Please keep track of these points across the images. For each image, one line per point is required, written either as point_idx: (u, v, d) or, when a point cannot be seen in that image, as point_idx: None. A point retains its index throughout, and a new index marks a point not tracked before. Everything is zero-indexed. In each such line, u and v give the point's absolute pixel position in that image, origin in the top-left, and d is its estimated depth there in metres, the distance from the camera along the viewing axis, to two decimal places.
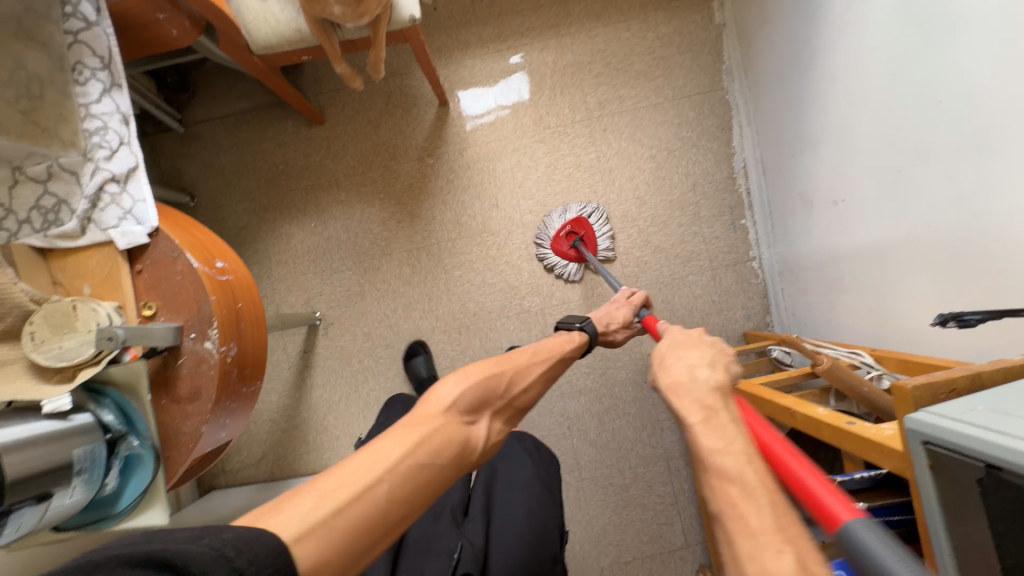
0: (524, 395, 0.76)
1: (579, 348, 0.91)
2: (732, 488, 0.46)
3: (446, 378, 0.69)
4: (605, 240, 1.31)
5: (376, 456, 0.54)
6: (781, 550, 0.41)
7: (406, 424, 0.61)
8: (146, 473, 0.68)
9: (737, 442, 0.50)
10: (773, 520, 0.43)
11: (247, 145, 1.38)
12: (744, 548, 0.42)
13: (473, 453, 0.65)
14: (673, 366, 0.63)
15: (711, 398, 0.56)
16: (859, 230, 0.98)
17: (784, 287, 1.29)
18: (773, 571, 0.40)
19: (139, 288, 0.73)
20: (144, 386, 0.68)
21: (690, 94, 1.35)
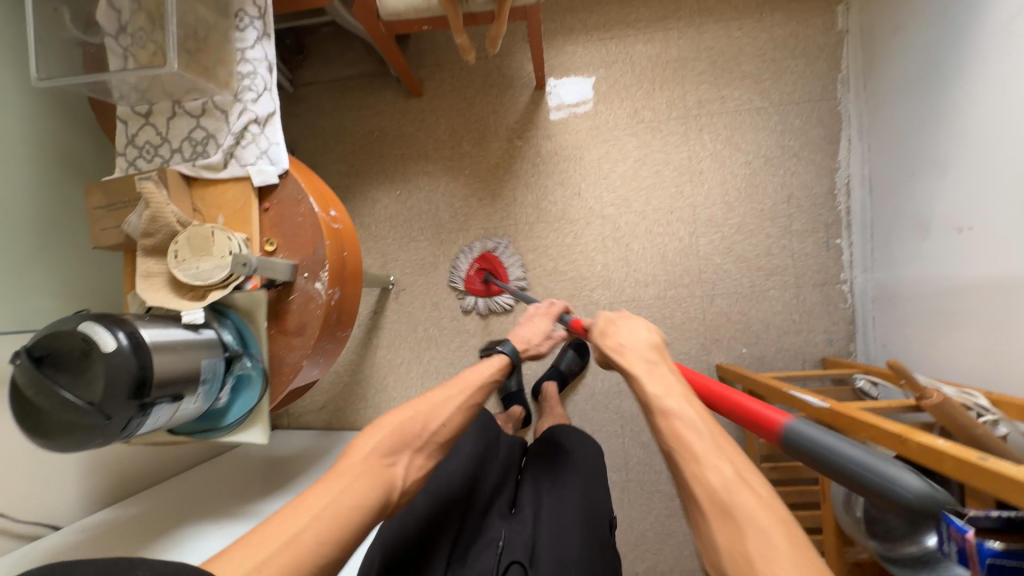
0: (444, 429, 0.74)
1: (502, 372, 0.86)
2: (677, 424, 0.59)
3: (365, 431, 0.70)
4: (517, 269, 1.34)
5: (301, 508, 0.57)
6: (719, 464, 0.54)
7: (326, 475, 0.63)
8: (253, 394, 0.74)
9: (675, 385, 0.64)
10: (711, 442, 0.56)
11: (347, 110, 1.45)
12: (690, 471, 0.54)
13: (394, 496, 0.65)
14: (619, 332, 0.76)
15: (651, 353, 0.70)
16: (984, 263, 0.90)
17: (877, 315, 1.21)
18: (714, 484, 0.52)
19: (265, 225, 0.79)
20: (261, 313, 0.75)
21: (799, 101, 1.29)
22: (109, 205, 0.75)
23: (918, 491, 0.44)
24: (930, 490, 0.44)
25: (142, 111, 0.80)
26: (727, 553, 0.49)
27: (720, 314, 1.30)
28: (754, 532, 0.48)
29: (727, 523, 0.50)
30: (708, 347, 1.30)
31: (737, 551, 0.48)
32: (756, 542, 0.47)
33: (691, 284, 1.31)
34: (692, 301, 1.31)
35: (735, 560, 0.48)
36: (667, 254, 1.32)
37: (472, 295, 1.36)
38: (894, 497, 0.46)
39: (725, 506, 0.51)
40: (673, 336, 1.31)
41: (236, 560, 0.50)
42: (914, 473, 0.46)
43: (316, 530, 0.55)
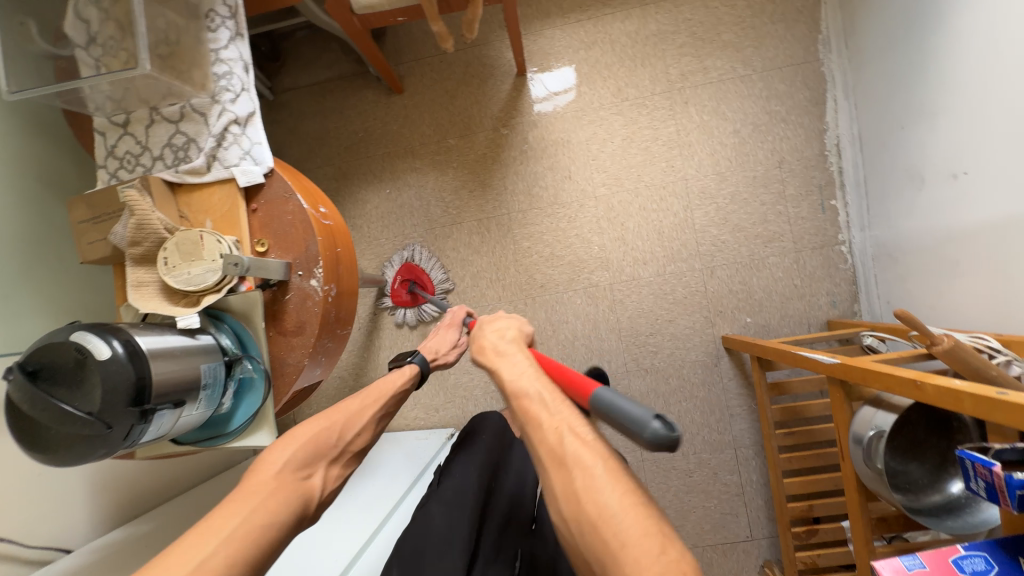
0: (359, 438, 0.76)
1: (413, 382, 0.89)
2: (527, 402, 0.58)
3: (273, 446, 0.67)
4: (437, 271, 1.36)
5: (203, 534, 0.52)
6: (558, 427, 0.55)
7: (234, 497, 0.58)
8: (257, 397, 0.72)
9: (525, 366, 0.63)
10: (551, 408, 0.56)
11: (329, 113, 1.44)
12: (535, 435, 0.56)
13: (311, 507, 0.64)
14: (482, 327, 0.74)
15: (511, 340, 0.69)
16: (981, 207, 0.89)
17: (880, 272, 1.20)
18: (554, 444, 0.54)
19: (254, 226, 0.78)
20: (257, 314, 0.73)
21: (782, 66, 1.28)
22: (94, 218, 0.73)
23: (656, 433, 0.48)
24: (666, 432, 0.48)
25: (119, 122, 0.78)
26: (563, 497, 0.51)
27: (721, 285, 1.29)
28: (580, 474, 0.51)
29: (562, 471, 0.52)
30: (712, 319, 1.29)
31: (569, 491, 0.50)
32: (581, 479, 0.51)
33: (690, 258, 1.30)
34: (692, 275, 1.30)
35: (569, 502, 0.50)
36: (663, 230, 1.31)
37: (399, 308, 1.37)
38: (642, 438, 0.49)
39: (559, 458, 0.52)
40: (676, 311, 1.30)
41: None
42: (659, 417, 0.49)
43: (224, 555, 0.51)
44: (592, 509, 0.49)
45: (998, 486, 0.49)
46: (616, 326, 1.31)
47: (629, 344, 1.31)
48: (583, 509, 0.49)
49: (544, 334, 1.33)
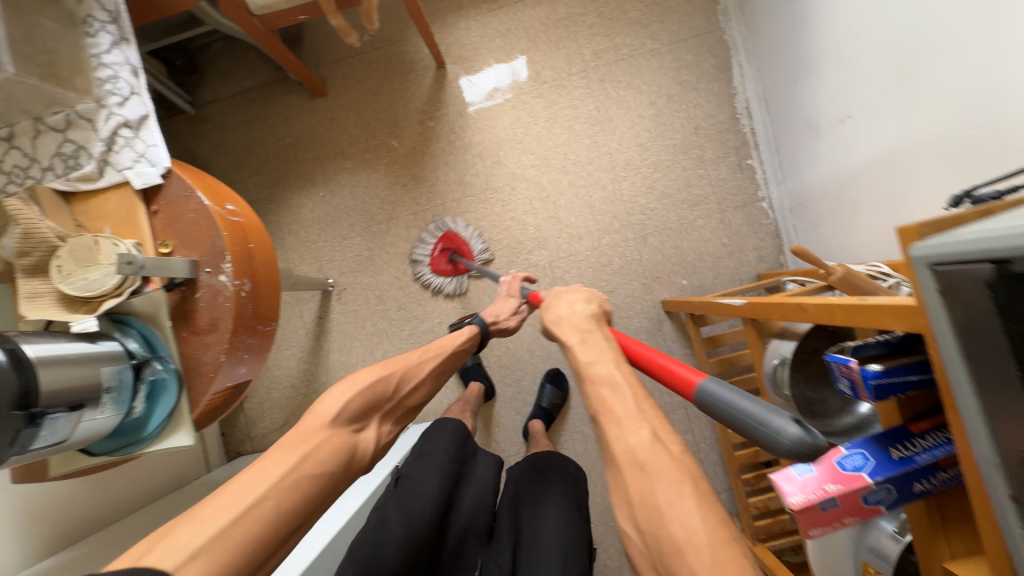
0: (411, 395, 0.81)
1: (472, 341, 0.99)
2: (602, 390, 0.59)
3: (331, 390, 0.71)
4: (477, 242, 1.33)
5: (257, 477, 0.56)
6: (640, 426, 0.53)
7: (289, 442, 0.62)
8: (170, 398, 0.72)
9: (607, 352, 0.64)
10: (633, 406, 0.56)
11: (254, 123, 1.43)
12: (611, 432, 0.55)
13: (359, 455, 0.67)
14: (557, 306, 0.75)
15: (587, 324, 0.70)
16: (865, 145, 0.95)
17: (796, 222, 1.26)
18: (633, 443, 0.52)
19: (156, 228, 0.77)
20: (164, 314, 0.73)
21: (687, 37, 1.34)
22: None
23: (799, 439, 0.44)
24: (808, 438, 0.45)
25: (2, 135, 0.76)
26: (638, 500, 0.50)
27: (654, 251, 1.33)
28: (664, 487, 0.48)
29: (641, 477, 0.50)
30: (651, 285, 1.33)
31: (649, 505, 0.49)
32: (665, 492, 0.48)
33: (623, 228, 1.34)
34: (626, 244, 1.33)
35: (648, 515, 0.49)
36: (594, 204, 1.34)
37: (437, 276, 1.34)
38: (779, 446, 0.46)
39: (640, 463, 0.51)
40: (615, 281, 1.33)
41: (192, 530, 0.50)
42: (797, 421, 0.46)
43: (277, 499, 0.55)
44: (678, 530, 0.46)
45: (857, 381, 0.52)
46: None
47: None
48: (665, 527, 0.47)
49: None
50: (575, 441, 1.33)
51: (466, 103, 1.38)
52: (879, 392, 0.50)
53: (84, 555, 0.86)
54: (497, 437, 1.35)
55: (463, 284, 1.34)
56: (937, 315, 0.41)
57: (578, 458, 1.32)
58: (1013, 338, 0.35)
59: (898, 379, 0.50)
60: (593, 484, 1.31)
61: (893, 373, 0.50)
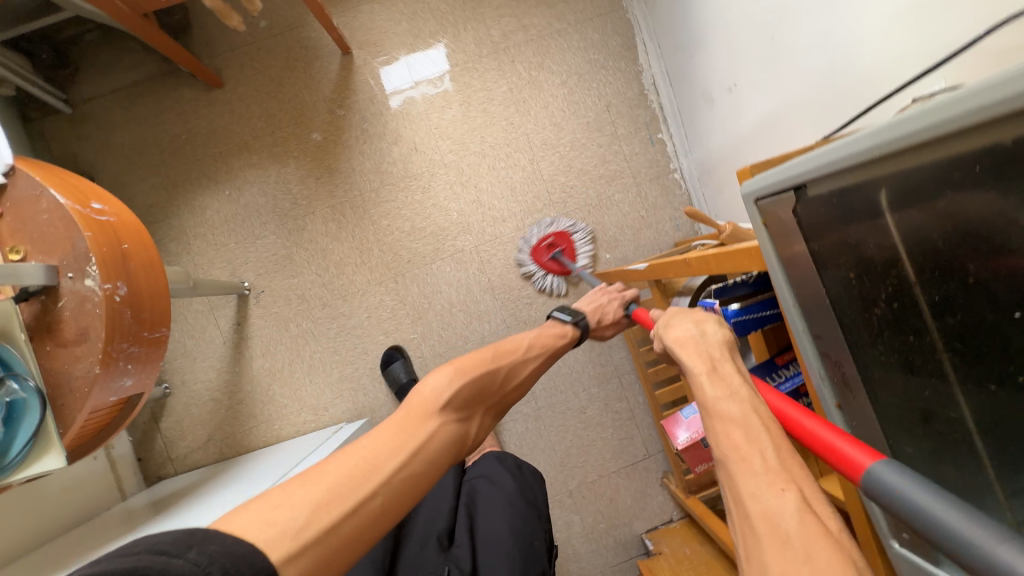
0: (514, 391, 0.84)
1: (570, 342, 0.96)
2: (735, 434, 0.45)
3: (439, 371, 0.73)
4: (584, 250, 1.32)
5: (372, 466, 0.58)
6: (784, 488, 0.40)
7: (401, 423, 0.65)
8: (33, 418, 0.65)
9: (744, 390, 0.48)
10: (777, 459, 0.42)
11: (144, 120, 1.31)
12: (746, 488, 0.41)
13: (462, 449, 0.71)
14: (677, 326, 0.60)
15: (720, 351, 0.54)
16: (750, 111, 1.01)
17: (705, 190, 1.32)
18: (776, 508, 0.39)
19: (5, 234, 0.70)
20: (16, 326, 0.65)
21: (592, 16, 1.37)
22: None
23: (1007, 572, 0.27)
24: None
25: None
26: None
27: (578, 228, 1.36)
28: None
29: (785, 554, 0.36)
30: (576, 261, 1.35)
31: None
32: None
33: (545, 208, 1.35)
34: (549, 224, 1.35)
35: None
36: (515, 185, 1.35)
37: (534, 265, 1.31)
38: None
39: (781, 531, 0.38)
40: None
41: (303, 505, 0.52)
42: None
43: (387, 493, 0.57)
44: None
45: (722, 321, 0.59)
46: (489, 285, 1.33)
47: (504, 301, 1.33)
48: None
49: (421, 307, 1.32)
50: (516, 421, 1.34)
51: (383, 89, 1.34)
52: (739, 328, 0.57)
53: None
54: None
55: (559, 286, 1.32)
56: (766, 247, 0.46)
57: (520, 438, 1.33)
58: (816, 260, 0.42)
59: (753, 315, 0.57)
60: (536, 462, 1.33)
61: (748, 310, 0.57)
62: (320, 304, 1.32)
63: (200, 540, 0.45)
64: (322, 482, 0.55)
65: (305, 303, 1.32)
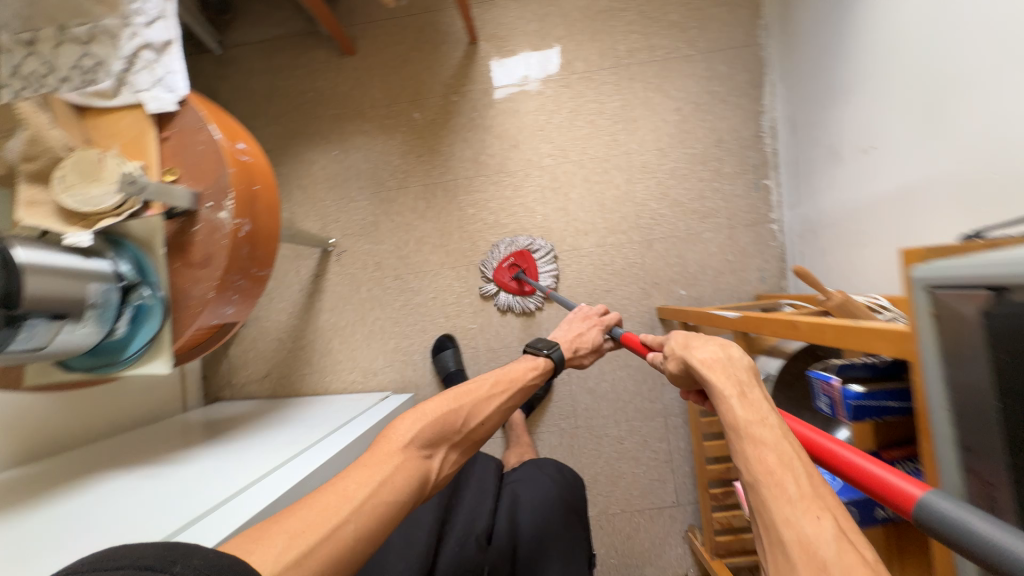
0: (481, 427, 0.79)
1: (541, 376, 0.92)
2: (769, 457, 0.48)
3: (405, 416, 0.72)
4: (547, 275, 1.30)
5: (341, 499, 0.57)
6: (819, 515, 0.43)
7: (367, 462, 0.64)
8: (153, 324, 0.72)
9: (772, 415, 0.52)
10: (810, 486, 0.45)
11: (278, 71, 1.42)
12: (781, 513, 0.44)
13: (427, 486, 0.68)
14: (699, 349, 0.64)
15: (746, 374, 0.57)
16: (883, 180, 0.94)
17: (804, 248, 1.24)
18: (810, 533, 0.42)
19: (164, 154, 0.77)
20: (158, 241, 0.72)
21: (724, 48, 1.33)
22: None
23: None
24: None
25: (22, 39, 0.75)
26: None
27: (659, 257, 1.32)
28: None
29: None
30: (649, 290, 1.32)
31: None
32: None
33: (629, 230, 1.33)
34: (630, 247, 1.33)
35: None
36: (605, 202, 1.33)
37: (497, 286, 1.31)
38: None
39: (817, 557, 0.40)
40: (614, 281, 1.32)
41: (274, 542, 0.50)
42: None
43: (357, 524, 0.55)
44: None
45: (837, 400, 0.53)
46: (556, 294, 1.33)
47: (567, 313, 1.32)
48: None
49: (485, 300, 1.34)
50: (551, 434, 1.33)
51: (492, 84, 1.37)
52: (857, 413, 0.51)
53: (51, 471, 0.84)
54: None
55: (532, 303, 1.30)
56: (924, 336, 0.43)
57: (552, 452, 1.32)
58: None
59: (875, 403, 0.51)
60: None
61: (872, 396, 0.51)
62: (393, 275, 1.37)
63: (183, 554, 0.40)
64: (293, 518, 0.53)
65: (379, 271, 1.38)
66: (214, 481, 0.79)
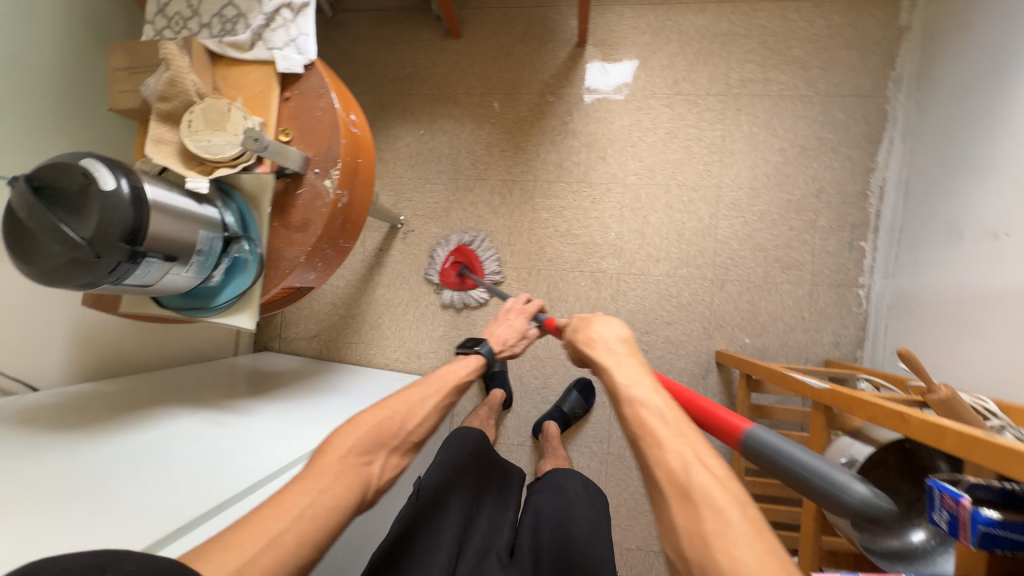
0: (417, 430, 0.74)
1: (475, 373, 0.89)
2: (642, 412, 0.55)
3: (341, 427, 0.68)
4: (491, 262, 1.32)
5: (279, 512, 0.54)
6: (683, 450, 0.50)
7: (302, 476, 0.60)
8: (246, 279, 0.73)
9: (643, 374, 0.60)
10: (674, 428, 0.52)
11: (382, 43, 1.43)
12: (654, 456, 0.51)
13: (370, 493, 0.64)
14: (591, 327, 0.72)
15: (620, 346, 0.66)
16: (1008, 273, 0.85)
17: (890, 322, 1.16)
18: (676, 466, 0.49)
19: (283, 114, 0.78)
20: (266, 199, 0.74)
21: (845, 94, 1.24)
22: (130, 67, 0.73)
23: (865, 499, 0.41)
24: (877, 499, 0.42)
25: None
26: (685, 530, 0.45)
27: (729, 300, 1.26)
28: (709, 511, 0.45)
29: (686, 503, 0.46)
30: (711, 331, 1.26)
31: (696, 535, 0.44)
32: (711, 520, 0.44)
33: (704, 266, 1.27)
34: (701, 283, 1.27)
35: (694, 544, 0.44)
36: (684, 233, 1.28)
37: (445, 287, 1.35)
38: (842, 505, 0.43)
39: (683, 488, 0.47)
40: (677, 315, 1.27)
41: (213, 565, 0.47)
42: (861, 480, 0.43)
43: (295, 530, 0.53)
44: (725, 562, 0.42)
45: (962, 520, 0.47)
46: (614, 316, 1.29)
47: None
48: (710, 556, 0.43)
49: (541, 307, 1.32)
50: (580, 454, 1.30)
51: (583, 81, 1.33)
52: (985, 541, 0.45)
53: (120, 392, 0.87)
54: (507, 423, 1.33)
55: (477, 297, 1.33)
56: None
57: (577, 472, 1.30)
58: None
59: (1012, 535, 0.45)
60: None
61: (1009, 527, 0.45)
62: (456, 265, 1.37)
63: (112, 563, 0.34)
64: (220, 541, 0.50)
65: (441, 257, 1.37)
66: (265, 443, 0.80)
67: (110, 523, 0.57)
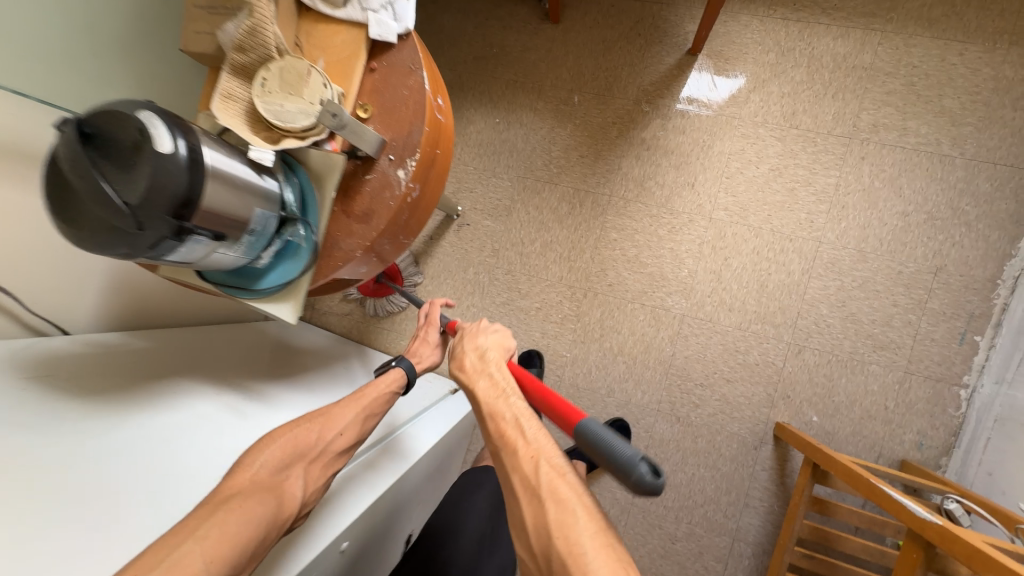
0: (341, 439, 0.69)
1: (399, 387, 0.78)
2: (502, 421, 0.58)
3: (255, 445, 0.63)
4: (407, 262, 1.28)
5: (178, 533, 0.48)
6: (531, 455, 0.54)
7: (208, 500, 0.54)
8: (296, 266, 0.66)
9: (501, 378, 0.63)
10: (524, 433, 0.56)
11: (472, 15, 1.31)
12: (510, 462, 0.54)
13: (292, 511, 0.58)
14: (468, 339, 0.71)
15: (486, 350, 0.68)
16: None
17: (993, 437, 0.99)
18: (526, 468, 0.53)
19: (365, 86, 0.68)
20: (331, 181, 0.65)
21: (997, 162, 1.05)
22: (211, 7, 0.65)
23: (641, 476, 0.47)
24: (650, 479, 0.47)
25: None
26: (535, 525, 0.50)
27: (803, 369, 1.12)
28: (555, 506, 0.50)
29: (534, 502, 0.51)
30: (774, 399, 1.13)
31: (541, 525, 0.50)
32: (553, 511, 0.50)
33: (782, 326, 1.13)
34: (774, 345, 1.13)
35: (540, 534, 0.50)
36: (767, 284, 1.13)
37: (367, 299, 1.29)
38: (627, 481, 0.48)
39: (530, 487, 0.52)
40: (740, 373, 1.14)
41: None
42: (646, 460, 0.48)
43: (201, 550, 0.47)
44: (563, 546, 0.48)
45: None
46: (668, 360, 1.17)
47: (672, 383, 1.17)
48: (553, 544, 0.48)
49: (590, 333, 1.21)
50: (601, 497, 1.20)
51: (682, 87, 1.18)
52: None
53: (151, 350, 0.83)
54: None
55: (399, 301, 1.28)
56: None
57: None
58: None
59: None
60: None
61: None
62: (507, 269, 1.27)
63: None
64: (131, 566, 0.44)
65: (493, 258, 1.28)
66: None
67: (102, 540, 0.51)
